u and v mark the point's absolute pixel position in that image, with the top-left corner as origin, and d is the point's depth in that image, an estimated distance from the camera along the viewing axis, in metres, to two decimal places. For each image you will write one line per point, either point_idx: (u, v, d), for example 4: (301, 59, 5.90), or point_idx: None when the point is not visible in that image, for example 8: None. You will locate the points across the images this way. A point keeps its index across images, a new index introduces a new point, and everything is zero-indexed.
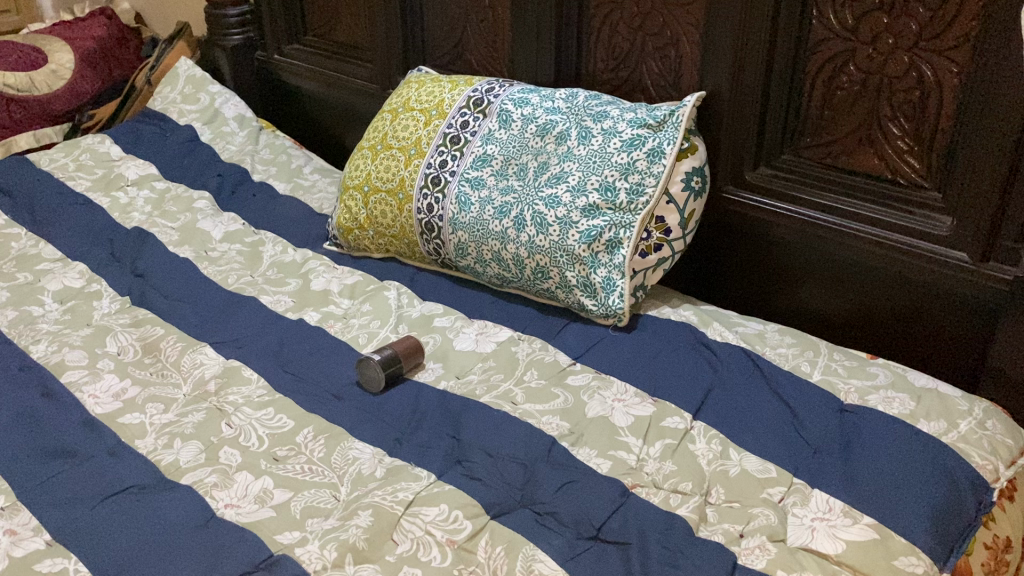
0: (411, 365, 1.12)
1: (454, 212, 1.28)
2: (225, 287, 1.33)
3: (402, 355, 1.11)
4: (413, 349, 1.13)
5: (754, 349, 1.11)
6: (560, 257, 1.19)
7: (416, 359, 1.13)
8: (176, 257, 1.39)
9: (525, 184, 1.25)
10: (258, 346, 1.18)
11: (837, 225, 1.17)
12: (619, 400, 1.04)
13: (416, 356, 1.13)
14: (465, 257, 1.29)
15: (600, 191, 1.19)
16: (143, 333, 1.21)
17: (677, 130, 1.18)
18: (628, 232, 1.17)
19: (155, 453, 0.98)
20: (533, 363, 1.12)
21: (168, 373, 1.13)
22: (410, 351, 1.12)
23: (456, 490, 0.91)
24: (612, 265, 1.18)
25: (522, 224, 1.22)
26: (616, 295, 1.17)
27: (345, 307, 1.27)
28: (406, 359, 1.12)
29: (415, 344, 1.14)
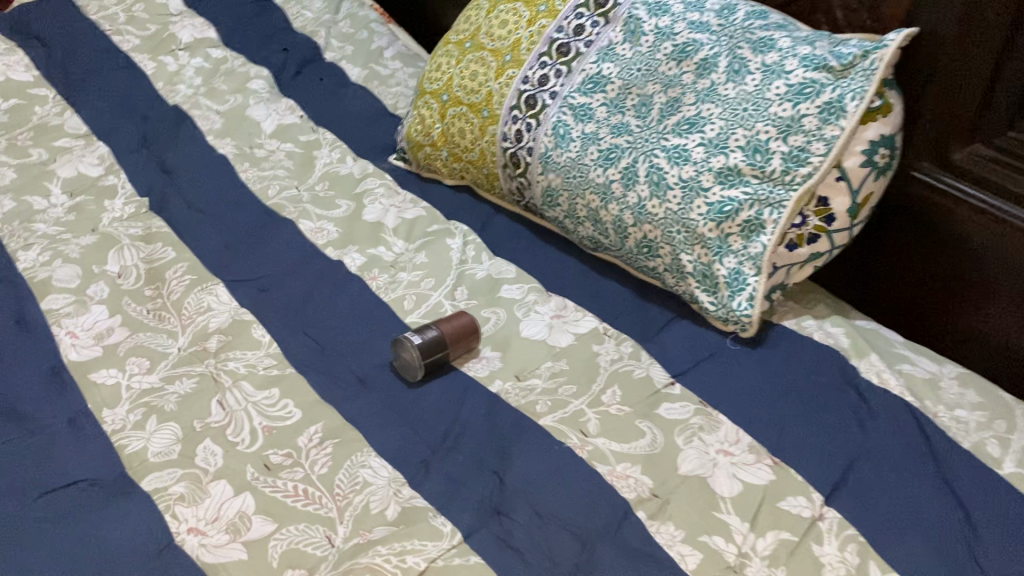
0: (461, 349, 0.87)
1: (548, 147, 0.99)
2: (261, 201, 1.09)
3: (451, 338, 0.86)
4: (467, 328, 0.88)
5: (924, 407, 0.81)
6: (675, 232, 0.90)
7: (469, 341, 0.88)
8: (213, 154, 1.16)
9: (645, 125, 0.94)
10: (281, 292, 0.94)
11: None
12: (725, 454, 0.78)
13: (470, 338, 0.88)
14: (554, 207, 1.01)
15: (745, 154, 0.87)
16: (151, 252, 1.00)
17: (867, 80, 0.83)
18: (776, 214, 0.86)
19: (121, 434, 0.78)
20: (618, 376, 0.85)
21: (166, 314, 0.91)
22: (462, 333, 0.87)
23: (484, 567, 0.67)
24: (744, 255, 0.88)
25: (631, 179, 0.92)
26: (742, 295, 0.88)
27: (397, 251, 1.01)
28: (455, 343, 0.87)
29: (469, 322, 0.88)
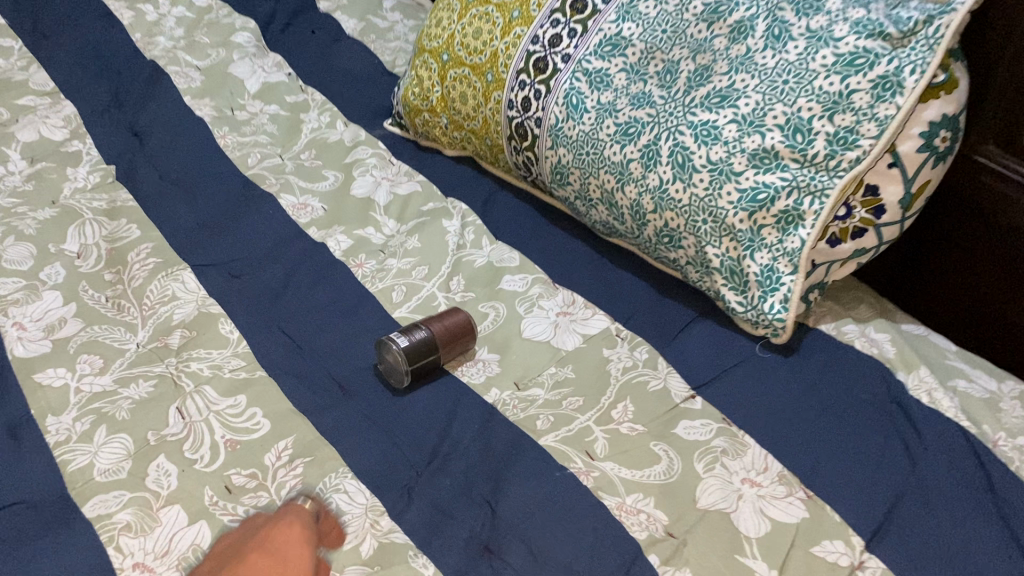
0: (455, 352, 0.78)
1: (559, 118, 0.88)
2: (240, 171, 0.98)
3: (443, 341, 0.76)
4: (462, 328, 0.78)
5: (982, 432, 0.70)
6: (701, 221, 0.79)
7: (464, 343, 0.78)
8: (189, 117, 1.05)
9: (668, 96, 0.82)
10: (256, 280, 0.84)
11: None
12: (751, 484, 0.68)
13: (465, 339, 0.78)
14: (564, 185, 0.90)
15: (785, 134, 0.76)
16: (113, 230, 0.89)
17: (930, 51, 0.71)
18: (818, 205, 0.75)
19: (64, 448, 0.68)
20: (631, 386, 0.74)
21: (126, 304, 0.81)
22: (456, 334, 0.77)
23: None
24: (779, 250, 0.77)
25: (652, 159, 0.81)
26: (775, 296, 0.77)
27: (388, 235, 0.91)
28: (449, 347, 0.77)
29: (465, 321, 0.78)
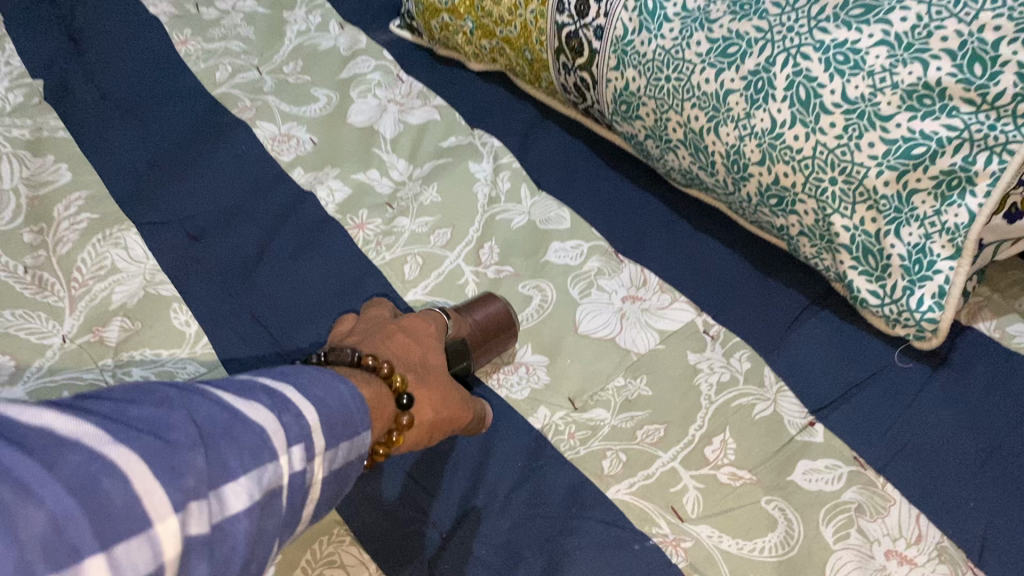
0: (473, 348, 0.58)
1: (628, 29, 0.65)
2: (206, 90, 0.76)
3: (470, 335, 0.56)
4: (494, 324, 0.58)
5: None
6: (827, 180, 0.58)
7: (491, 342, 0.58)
8: (141, 14, 0.82)
9: (782, 2, 0.59)
10: (225, 245, 0.64)
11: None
12: (899, 561, 0.49)
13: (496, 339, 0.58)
14: (631, 119, 0.68)
15: (958, 64, 0.53)
16: (37, 169, 0.68)
17: None
18: (998, 165, 0.53)
19: None
20: (728, 411, 0.55)
21: (50, 277, 0.61)
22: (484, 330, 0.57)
23: None
24: (936, 225, 0.55)
25: (762, 90, 0.59)
26: (924, 288, 0.56)
27: (398, 181, 0.70)
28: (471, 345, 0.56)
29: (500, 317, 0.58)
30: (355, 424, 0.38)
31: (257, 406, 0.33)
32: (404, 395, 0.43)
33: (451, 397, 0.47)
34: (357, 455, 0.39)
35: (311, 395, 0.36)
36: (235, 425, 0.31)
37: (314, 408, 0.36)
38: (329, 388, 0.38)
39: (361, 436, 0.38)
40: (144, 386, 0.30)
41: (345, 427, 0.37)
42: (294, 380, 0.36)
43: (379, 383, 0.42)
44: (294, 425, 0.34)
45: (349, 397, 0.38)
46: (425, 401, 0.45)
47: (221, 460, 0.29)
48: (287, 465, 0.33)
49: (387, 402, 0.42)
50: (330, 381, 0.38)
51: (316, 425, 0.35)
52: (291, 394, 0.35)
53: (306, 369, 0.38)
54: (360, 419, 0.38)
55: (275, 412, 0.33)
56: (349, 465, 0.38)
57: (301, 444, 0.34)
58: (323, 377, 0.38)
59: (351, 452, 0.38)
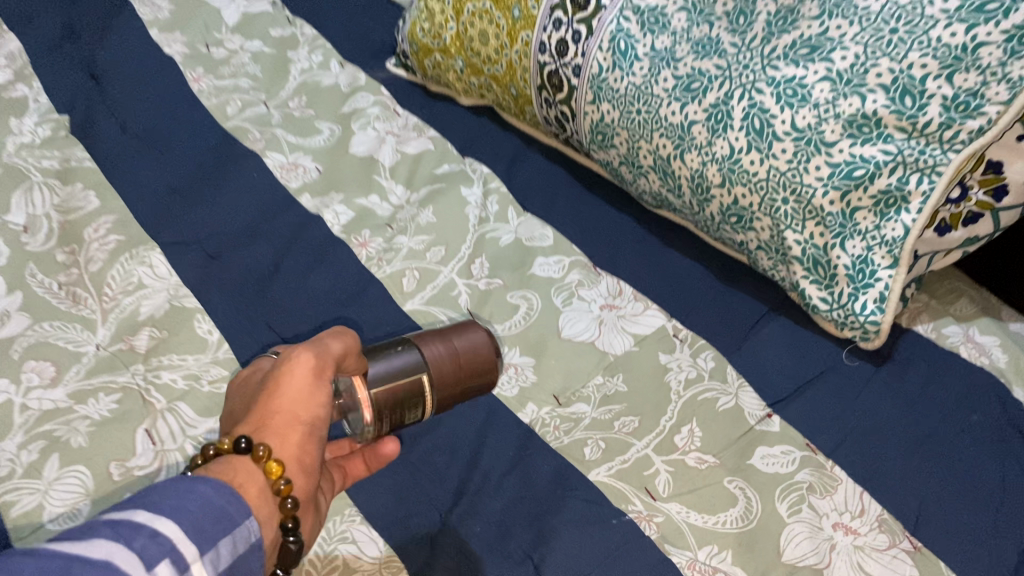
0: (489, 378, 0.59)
1: (604, 67, 0.73)
2: (218, 123, 0.83)
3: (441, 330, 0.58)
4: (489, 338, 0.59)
5: None
6: (780, 200, 0.65)
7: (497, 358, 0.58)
8: (155, 53, 0.89)
9: (738, 43, 0.67)
10: (242, 262, 0.71)
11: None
12: (844, 531, 0.56)
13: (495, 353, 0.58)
14: (607, 147, 0.76)
15: (891, 97, 0.60)
16: (67, 197, 0.75)
17: None
18: (928, 185, 0.61)
19: (7, 485, 0.56)
20: (696, 406, 0.62)
21: (82, 293, 0.67)
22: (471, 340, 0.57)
23: None
24: (876, 238, 0.63)
25: (723, 121, 0.67)
26: (869, 295, 0.64)
27: (396, 204, 0.77)
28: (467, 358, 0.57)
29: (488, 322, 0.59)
30: (230, 516, 0.42)
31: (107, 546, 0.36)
32: (239, 441, 0.47)
33: (303, 391, 0.50)
34: (245, 537, 0.43)
35: (166, 509, 0.40)
36: (89, 569, 0.35)
37: (173, 519, 0.40)
38: (192, 492, 0.42)
39: (239, 524, 0.42)
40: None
41: (221, 521, 0.42)
42: (150, 499, 0.40)
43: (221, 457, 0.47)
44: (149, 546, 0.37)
45: (213, 493, 0.42)
46: (278, 427, 0.49)
47: None
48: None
49: (235, 463, 0.46)
50: (183, 489, 0.41)
51: (178, 534, 0.39)
52: (147, 518, 0.39)
53: (155, 488, 0.42)
54: (233, 510, 0.43)
55: (121, 543, 0.37)
56: (241, 550, 0.43)
57: (165, 558, 0.38)
58: (184, 486, 0.42)
59: (239, 541, 0.42)
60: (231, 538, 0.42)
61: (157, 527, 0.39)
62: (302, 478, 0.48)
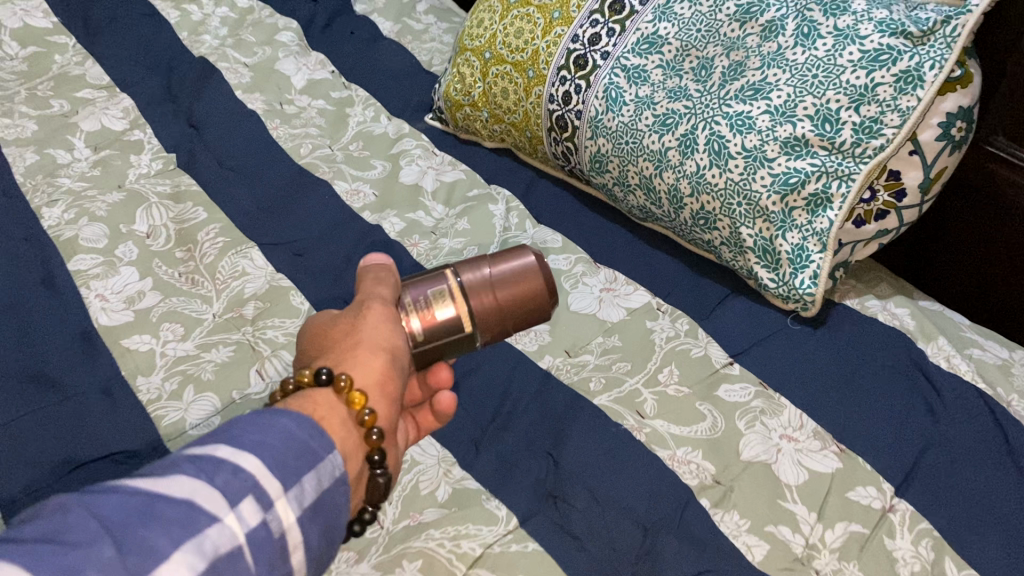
0: (539, 306, 0.69)
1: (599, 110, 0.95)
2: (294, 160, 1.04)
3: (484, 258, 0.69)
4: (536, 267, 0.69)
5: (995, 393, 0.78)
6: (735, 204, 0.86)
7: (545, 286, 0.69)
8: (241, 108, 1.11)
9: (703, 90, 0.89)
10: (320, 258, 0.91)
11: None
12: (788, 440, 0.74)
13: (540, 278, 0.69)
14: (602, 173, 0.97)
15: (814, 124, 0.82)
16: (181, 212, 0.95)
17: (948, 48, 0.78)
18: (845, 188, 0.82)
19: (157, 404, 0.74)
20: (674, 355, 0.81)
21: (199, 278, 0.87)
22: (520, 267, 0.69)
23: (543, 553, 0.64)
24: (809, 230, 0.83)
25: (690, 147, 0.88)
26: (806, 273, 0.84)
27: (438, 217, 0.97)
28: (512, 283, 0.68)
29: (534, 256, 0.69)
30: (315, 451, 0.48)
31: (181, 484, 0.41)
32: (322, 376, 0.55)
33: (379, 326, 0.62)
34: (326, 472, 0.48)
35: (250, 447, 0.45)
36: (159, 505, 0.39)
37: (257, 456, 0.45)
38: (275, 430, 0.47)
39: (324, 459, 0.48)
40: (61, 501, 0.38)
41: (304, 456, 0.47)
42: (235, 434, 0.46)
43: (307, 391, 0.55)
44: (225, 483, 0.42)
45: (295, 429, 0.48)
46: (358, 360, 0.58)
47: (139, 542, 0.37)
48: (236, 516, 0.42)
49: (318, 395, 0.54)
50: (267, 424, 0.48)
51: (256, 469, 0.44)
52: (224, 457, 0.44)
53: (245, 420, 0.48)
54: (316, 446, 0.48)
55: (204, 479, 0.42)
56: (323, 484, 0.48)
57: (248, 494, 0.43)
58: (270, 421, 0.48)
59: (329, 473, 0.49)
60: (315, 474, 0.48)
61: (239, 463, 0.44)
62: (381, 406, 0.57)
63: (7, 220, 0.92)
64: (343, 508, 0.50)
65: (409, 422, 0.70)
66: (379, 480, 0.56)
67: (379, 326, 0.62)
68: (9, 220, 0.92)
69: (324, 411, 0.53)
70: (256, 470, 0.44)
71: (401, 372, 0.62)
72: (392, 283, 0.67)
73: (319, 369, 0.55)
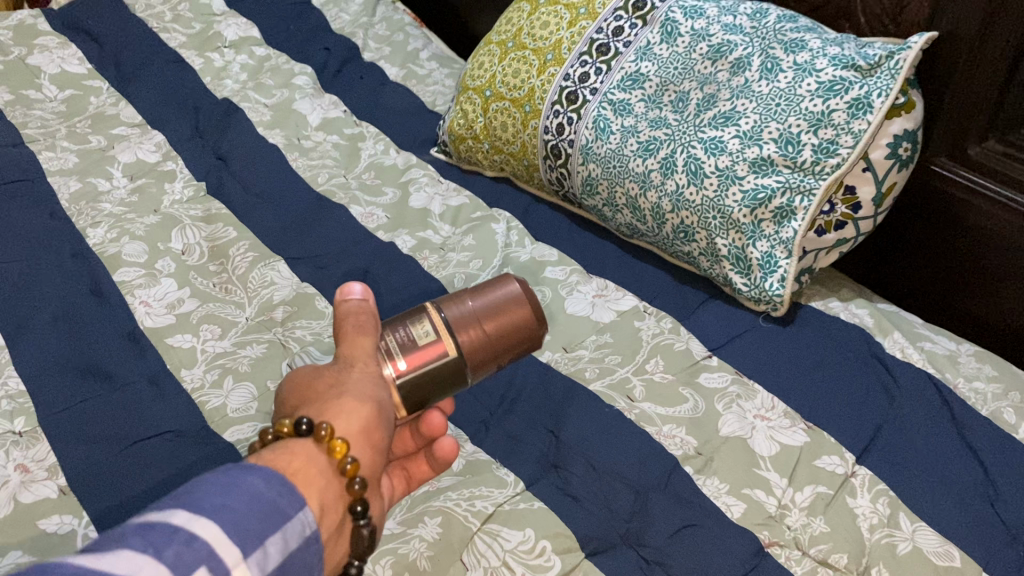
0: (527, 335, 0.71)
1: (589, 139, 1.06)
2: (313, 187, 1.15)
3: (469, 293, 0.71)
4: (522, 295, 0.72)
5: (944, 377, 0.88)
6: (712, 218, 0.97)
7: (533, 312, 0.71)
8: (264, 142, 1.22)
9: (681, 120, 1.01)
10: (340, 270, 1.01)
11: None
12: (762, 419, 0.83)
13: (527, 309, 0.71)
14: (592, 195, 1.08)
15: (778, 146, 0.93)
16: (212, 232, 1.05)
17: (892, 79, 0.89)
18: (807, 202, 0.93)
19: (201, 392, 0.83)
20: (659, 349, 0.91)
21: (232, 287, 0.97)
22: (507, 297, 0.71)
23: (547, 510, 0.73)
24: (776, 239, 0.94)
25: (670, 168, 0.99)
26: (775, 277, 0.94)
27: (445, 236, 1.08)
28: (502, 315, 0.70)
29: (519, 283, 0.72)
30: (284, 510, 0.47)
31: (129, 558, 0.39)
32: (302, 425, 0.53)
33: (362, 377, 0.60)
34: (292, 533, 0.47)
35: (209, 513, 0.44)
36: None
37: (215, 522, 0.44)
38: (241, 490, 0.46)
39: (291, 517, 0.48)
40: None
41: (269, 516, 0.46)
42: (195, 498, 0.45)
43: (284, 442, 0.53)
44: (175, 555, 0.41)
45: (263, 487, 0.47)
46: (339, 410, 0.56)
47: None
48: None
49: (296, 448, 0.52)
50: (231, 485, 0.46)
51: (212, 539, 0.43)
52: (180, 525, 0.43)
53: (213, 479, 0.47)
54: (284, 505, 0.47)
55: (153, 552, 0.41)
56: (287, 546, 0.47)
57: (201, 564, 0.42)
58: (239, 480, 0.47)
59: (297, 532, 0.48)
60: (281, 535, 0.47)
61: (193, 530, 0.43)
62: (365, 455, 0.56)
63: (56, 239, 1.02)
64: (313, 567, 0.49)
65: (398, 476, 0.71)
66: (363, 532, 0.54)
67: (363, 377, 0.60)
68: (58, 239, 1.02)
69: (300, 463, 0.51)
70: (213, 538, 0.43)
71: (386, 421, 0.60)
72: (372, 327, 0.64)
73: (299, 419, 0.54)
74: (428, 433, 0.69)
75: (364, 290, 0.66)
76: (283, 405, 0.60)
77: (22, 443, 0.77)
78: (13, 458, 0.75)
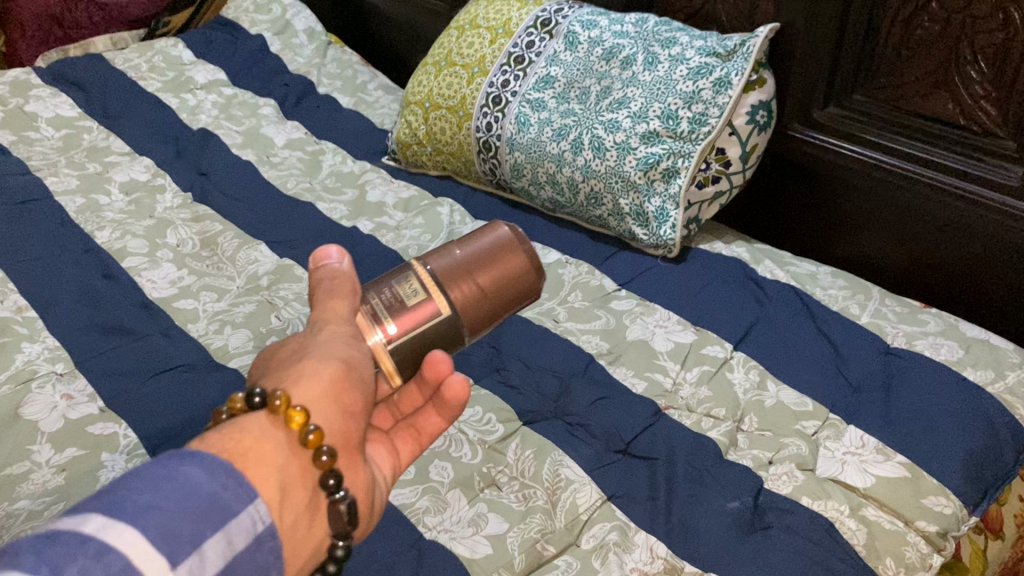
0: (519, 285, 0.70)
1: (513, 132, 1.28)
2: (283, 191, 1.35)
3: (459, 242, 0.69)
4: (512, 246, 0.70)
5: (804, 289, 1.10)
6: (615, 184, 1.19)
7: (524, 263, 0.70)
8: (239, 160, 1.42)
9: (587, 109, 1.23)
10: (311, 249, 1.20)
11: (923, 175, 1.10)
12: (661, 327, 1.04)
13: (517, 259, 0.70)
14: (520, 178, 1.30)
15: (661, 121, 1.16)
16: (202, 227, 1.25)
17: (745, 61, 1.13)
18: (687, 162, 1.15)
19: (206, 337, 1.02)
20: (578, 285, 1.13)
21: (223, 266, 1.16)
22: (495, 245, 0.70)
23: (491, 396, 0.93)
24: (667, 196, 1.16)
25: (579, 147, 1.21)
26: (668, 225, 1.17)
27: (398, 220, 1.29)
28: (491, 267, 0.69)
29: (507, 230, 0.71)
30: (229, 504, 0.42)
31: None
32: (254, 398, 0.49)
33: (329, 342, 0.56)
34: (240, 529, 0.42)
35: (129, 515, 0.38)
36: None
37: (137, 528, 0.38)
38: (178, 480, 0.41)
39: (238, 514, 0.42)
40: None
41: (210, 516, 0.41)
42: (115, 501, 0.39)
43: (237, 418, 0.49)
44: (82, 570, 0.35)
45: (203, 477, 0.42)
46: (300, 383, 0.51)
47: None
48: None
49: (249, 427, 0.48)
50: (171, 470, 0.42)
51: (129, 550, 0.37)
52: (92, 533, 0.37)
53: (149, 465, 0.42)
54: (229, 497, 0.42)
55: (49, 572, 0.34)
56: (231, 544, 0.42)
57: None
58: (175, 468, 0.42)
59: (246, 527, 0.43)
60: (225, 533, 0.41)
61: (109, 539, 0.37)
62: (331, 425, 0.51)
63: (68, 240, 1.20)
64: (270, 565, 0.44)
65: (407, 435, 0.63)
66: (342, 506, 0.49)
67: (333, 338, 0.57)
68: (70, 241, 1.20)
69: (249, 442, 0.47)
70: (131, 548, 0.37)
71: (360, 389, 0.55)
72: (349, 291, 0.61)
73: (252, 392, 0.50)
74: (433, 379, 0.62)
75: (339, 251, 0.62)
76: (249, 378, 0.57)
77: (64, 380, 0.95)
78: (59, 389, 0.93)
